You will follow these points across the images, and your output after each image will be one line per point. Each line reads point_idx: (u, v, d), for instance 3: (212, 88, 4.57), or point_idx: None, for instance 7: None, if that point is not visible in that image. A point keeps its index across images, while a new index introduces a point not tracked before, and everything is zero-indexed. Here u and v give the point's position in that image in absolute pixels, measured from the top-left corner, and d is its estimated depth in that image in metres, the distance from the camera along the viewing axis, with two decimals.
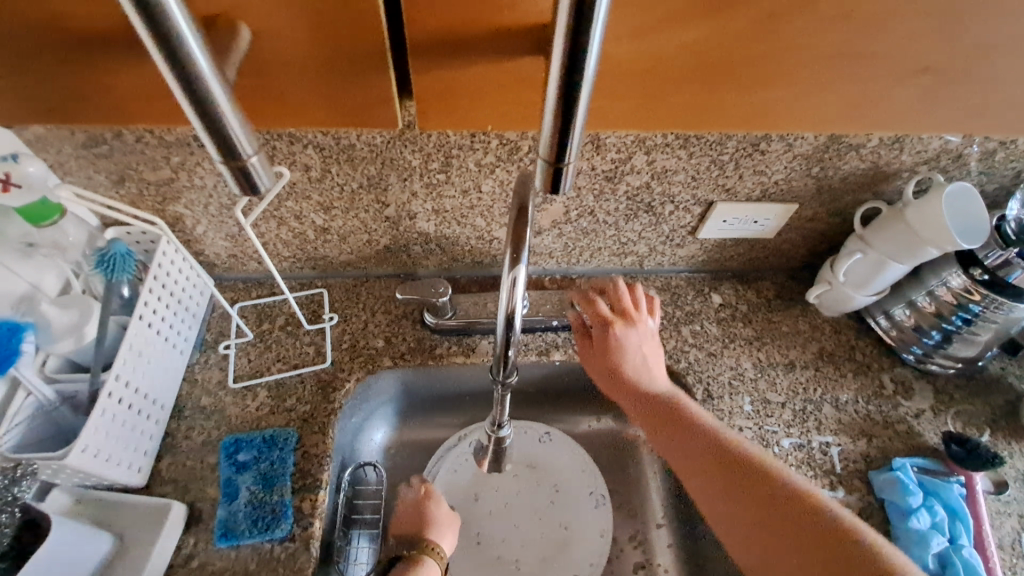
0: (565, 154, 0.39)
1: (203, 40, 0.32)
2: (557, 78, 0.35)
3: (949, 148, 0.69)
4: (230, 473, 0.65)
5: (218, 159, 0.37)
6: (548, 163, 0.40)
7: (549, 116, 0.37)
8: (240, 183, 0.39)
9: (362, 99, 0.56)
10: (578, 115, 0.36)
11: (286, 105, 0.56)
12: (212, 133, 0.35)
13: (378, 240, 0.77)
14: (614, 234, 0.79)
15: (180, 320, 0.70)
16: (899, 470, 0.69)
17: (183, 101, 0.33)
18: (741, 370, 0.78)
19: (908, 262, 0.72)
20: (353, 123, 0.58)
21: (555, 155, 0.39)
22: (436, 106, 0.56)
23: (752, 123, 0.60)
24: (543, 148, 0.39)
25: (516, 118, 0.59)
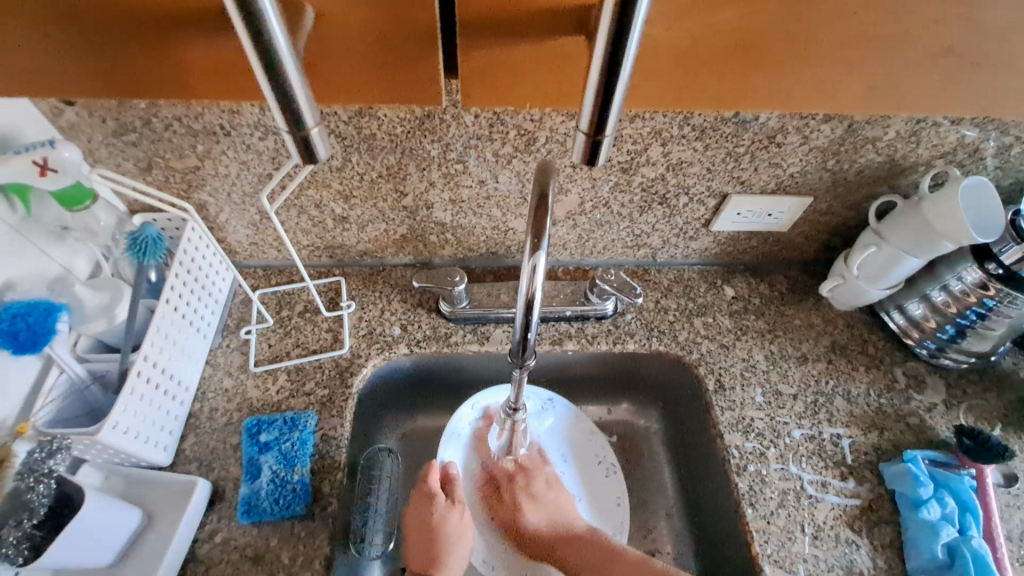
0: (606, 125, 0.40)
1: (280, 18, 0.33)
2: (601, 55, 0.36)
3: (966, 142, 0.69)
4: (252, 453, 0.67)
5: (286, 131, 0.39)
6: (588, 135, 0.41)
7: (592, 90, 0.38)
8: (302, 153, 0.41)
9: (411, 76, 0.56)
10: (620, 86, 0.37)
11: (339, 80, 0.56)
12: (283, 108, 0.37)
13: (395, 230, 0.79)
14: (628, 227, 0.80)
15: (204, 305, 0.72)
16: (910, 461, 0.69)
17: (260, 77, 0.35)
18: (753, 362, 0.78)
19: (923, 257, 0.71)
20: (404, 100, 0.59)
21: (595, 128, 0.40)
22: (482, 82, 0.57)
23: (773, 102, 0.60)
24: (585, 121, 0.40)
25: (555, 96, 0.59)
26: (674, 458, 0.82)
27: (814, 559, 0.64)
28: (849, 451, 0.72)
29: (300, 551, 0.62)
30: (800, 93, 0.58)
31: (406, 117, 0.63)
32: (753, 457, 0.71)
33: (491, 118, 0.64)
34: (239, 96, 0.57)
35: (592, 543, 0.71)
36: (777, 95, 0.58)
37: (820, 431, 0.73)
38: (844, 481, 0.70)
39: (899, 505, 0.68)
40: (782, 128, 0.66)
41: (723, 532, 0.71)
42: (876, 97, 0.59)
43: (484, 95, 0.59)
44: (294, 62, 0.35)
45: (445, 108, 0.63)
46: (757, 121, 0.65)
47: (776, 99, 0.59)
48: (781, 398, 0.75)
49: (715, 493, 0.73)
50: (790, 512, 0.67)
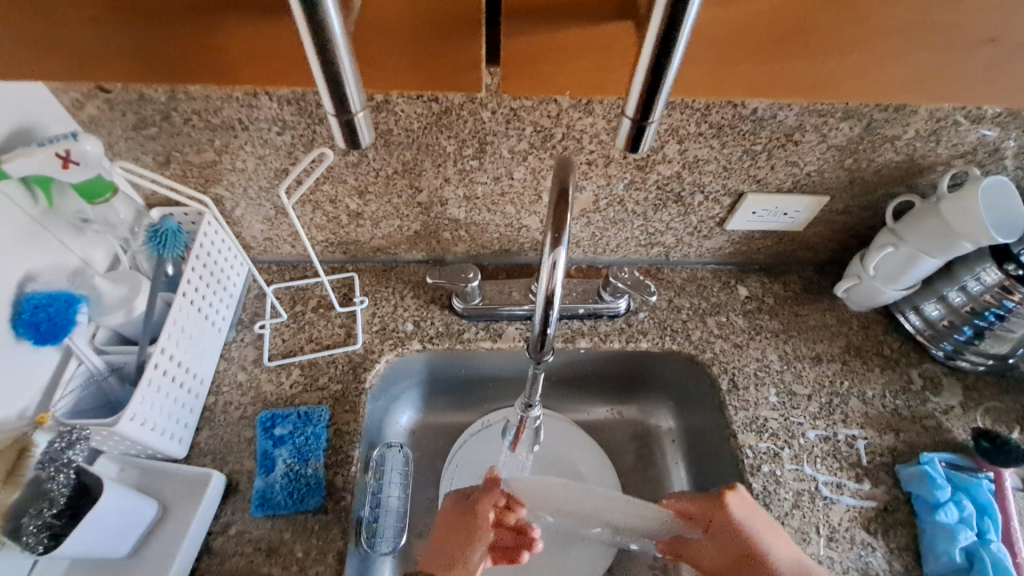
0: (651, 111, 0.39)
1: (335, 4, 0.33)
2: (650, 51, 0.36)
3: (986, 142, 0.69)
4: (267, 446, 0.67)
5: (331, 113, 0.38)
6: (634, 120, 0.40)
7: (640, 77, 0.37)
8: (344, 137, 0.40)
9: (449, 61, 0.56)
10: (668, 78, 0.37)
11: (375, 64, 0.55)
12: (331, 89, 0.36)
13: (409, 226, 0.79)
14: (642, 225, 0.80)
15: (219, 299, 0.73)
16: (927, 464, 0.68)
17: (310, 55, 0.34)
18: (767, 362, 0.78)
19: (941, 257, 0.71)
20: (444, 85, 0.58)
21: (641, 113, 0.39)
22: (518, 68, 0.56)
23: (811, 92, 0.58)
24: (631, 105, 0.39)
25: (593, 85, 0.58)
26: (686, 459, 0.81)
27: (829, 561, 0.64)
28: (864, 453, 0.71)
29: (313, 544, 0.62)
30: (837, 85, 0.57)
31: (423, 112, 0.64)
32: (767, 457, 0.70)
33: (508, 115, 0.64)
34: (281, 83, 0.56)
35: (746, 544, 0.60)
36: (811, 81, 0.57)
37: (835, 432, 0.73)
38: (860, 482, 0.69)
39: (916, 507, 0.67)
40: (800, 126, 0.66)
41: None
42: (911, 90, 0.58)
43: (518, 82, 0.58)
44: (347, 43, 0.34)
45: (462, 104, 0.63)
46: (775, 119, 0.65)
47: (812, 91, 0.57)
48: (796, 398, 0.75)
49: None
50: (805, 513, 0.67)
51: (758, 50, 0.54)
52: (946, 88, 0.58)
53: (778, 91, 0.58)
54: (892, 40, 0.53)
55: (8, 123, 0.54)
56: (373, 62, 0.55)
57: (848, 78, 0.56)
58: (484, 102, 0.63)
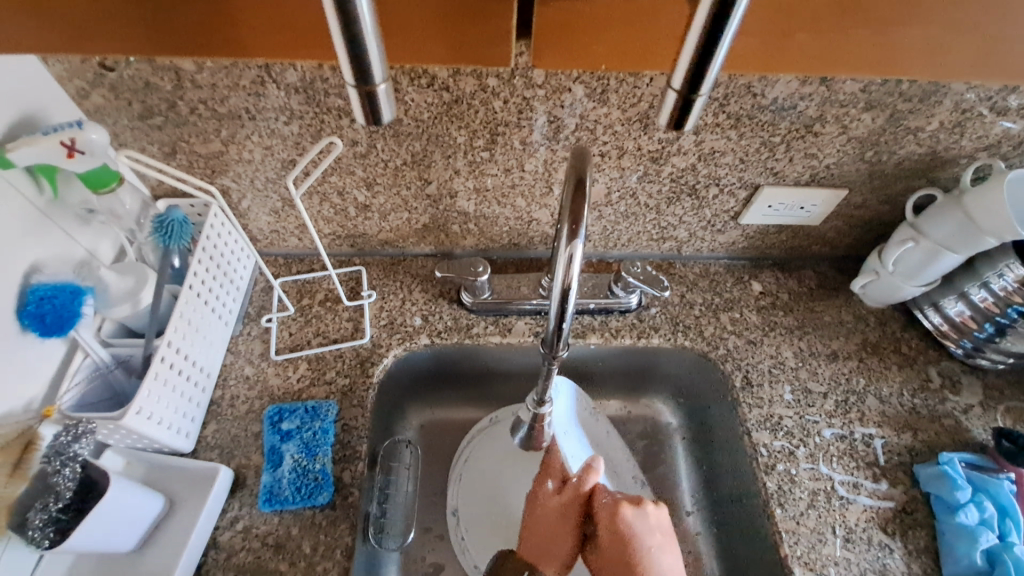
0: (701, 83, 0.37)
1: None
2: (703, 20, 0.34)
3: (1011, 135, 0.67)
4: (274, 441, 0.66)
5: (351, 85, 0.36)
6: (680, 94, 0.38)
7: (691, 42, 0.35)
8: (366, 112, 0.38)
9: (476, 35, 0.52)
10: (722, 46, 0.35)
11: (402, 37, 0.52)
12: (354, 63, 0.35)
13: (417, 219, 0.78)
14: (654, 218, 0.78)
15: (226, 292, 0.72)
16: (946, 464, 0.67)
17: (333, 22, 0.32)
18: (782, 359, 0.76)
19: (964, 252, 0.69)
20: (472, 59, 0.54)
21: (688, 86, 0.37)
22: (554, 42, 0.53)
23: (850, 66, 0.55)
24: (677, 78, 0.38)
25: (635, 57, 0.54)
26: (697, 459, 0.80)
27: (846, 562, 0.62)
28: (881, 452, 0.70)
29: (321, 541, 0.61)
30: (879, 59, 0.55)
31: (434, 102, 0.62)
32: (782, 456, 0.69)
33: (521, 104, 0.62)
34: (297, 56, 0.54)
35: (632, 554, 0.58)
36: (848, 52, 0.54)
37: (851, 430, 0.71)
38: (877, 482, 0.68)
39: (935, 508, 0.66)
40: (821, 116, 0.64)
41: (747, 533, 0.69)
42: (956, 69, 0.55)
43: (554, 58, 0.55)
44: (373, 23, 0.33)
45: (473, 92, 0.61)
46: (795, 109, 0.63)
47: (855, 65, 0.55)
48: (811, 395, 0.73)
49: (742, 493, 0.71)
50: (821, 513, 0.65)
51: (800, 21, 0.51)
52: (995, 59, 0.54)
53: (811, 66, 0.55)
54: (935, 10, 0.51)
55: (14, 110, 0.54)
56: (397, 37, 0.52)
57: (891, 52, 0.54)
58: (496, 90, 0.61)
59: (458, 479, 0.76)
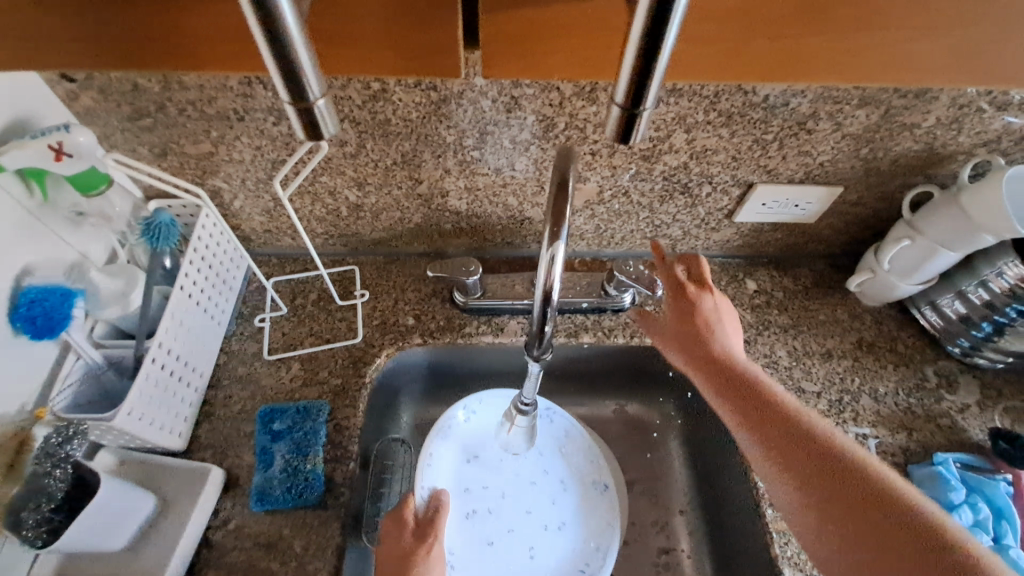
0: (644, 96, 0.36)
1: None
2: (636, 41, 0.33)
3: (1011, 130, 0.65)
4: (265, 441, 0.66)
5: (288, 102, 0.35)
6: (622, 109, 0.37)
7: (630, 57, 0.34)
8: (308, 129, 0.38)
9: (425, 44, 0.50)
10: (664, 50, 0.33)
11: (346, 49, 0.49)
12: (285, 77, 0.33)
13: (409, 218, 0.78)
14: (648, 217, 0.78)
15: (218, 292, 0.72)
16: (941, 464, 0.67)
17: (259, 37, 0.31)
18: (776, 359, 0.76)
19: (961, 250, 0.68)
20: (419, 69, 0.51)
21: (631, 101, 0.37)
22: (508, 50, 0.50)
23: (842, 77, 0.51)
24: (620, 92, 0.37)
25: (591, 69, 0.51)
26: (691, 458, 0.80)
27: None
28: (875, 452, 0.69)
29: (312, 541, 0.62)
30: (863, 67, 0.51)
31: (421, 101, 0.62)
32: None
33: (509, 103, 0.62)
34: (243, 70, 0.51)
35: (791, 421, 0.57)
36: (841, 61, 0.50)
37: (845, 431, 0.71)
38: None
39: None
40: (814, 113, 0.63)
41: (739, 533, 0.69)
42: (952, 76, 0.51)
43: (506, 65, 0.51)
44: (303, 33, 0.32)
45: (461, 92, 0.61)
46: (787, 106, 0.62)
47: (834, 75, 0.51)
48: (804, 395, 0.73)
49: (735, 495, 0.70)
50: None
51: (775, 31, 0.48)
52: (998, 72, 0.50)
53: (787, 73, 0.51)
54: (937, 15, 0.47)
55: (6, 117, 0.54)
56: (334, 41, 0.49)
57: (875, 61, 0.50)
58: (484, 90, 0.61)
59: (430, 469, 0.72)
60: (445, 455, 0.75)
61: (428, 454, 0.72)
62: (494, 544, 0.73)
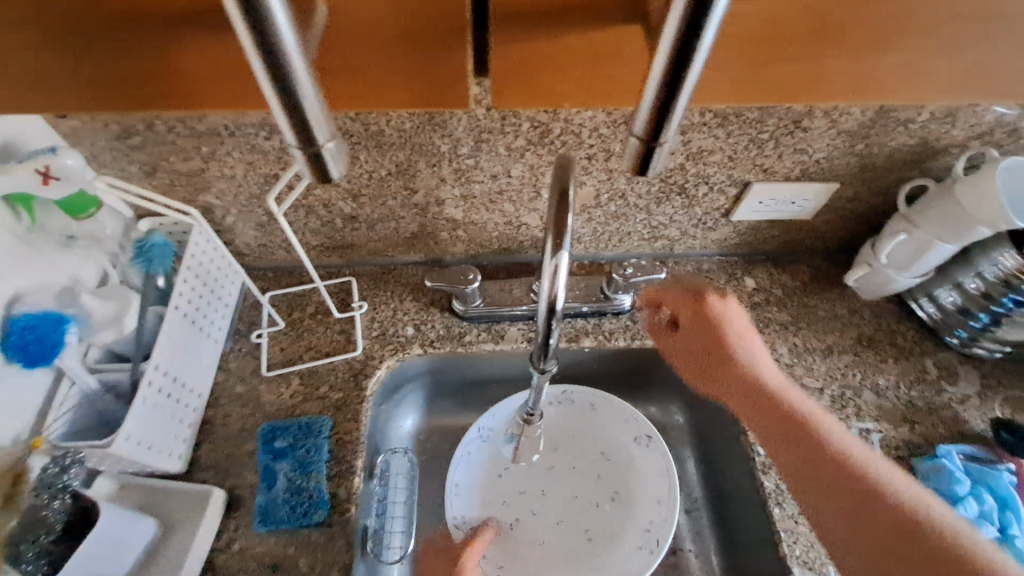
0: (664, 129, 0.36)
1: (295, 33, 0.31)
2: (659, 75, 0.33)
3: (1005, 122, 0.66)
4: (267, 460, 0.65)
5: (296, 147, 0.36)
6: (641, 141, 0.38)
7: (652, 90, 0.34)
8: (316, 170, 0.37)
9: (433, 76, 0.52)
10: (687, 81, 0.34)
11: (357, 84, 0.52)
12: (290, 115, 0.33)
13: (406, 228, 0.77)
14: (645, 218, 0.77)
15: (214, 310, 0.71)
16: (944, 457, 0.67)
17: (261, 78, 0.31)
18: (777, 356, 0.76)
19: (956, 243, 0.68)
20: (426, 102, 0.54)
21: (651, 133, 0.37)
22: (518, 80, 0.51)
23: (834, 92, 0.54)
24: (638, 125, 0.37)
25: (599, 96, 0.53)
26: (696, 458, 0.80)
27: None
28: (879, 447, 0.69)
29: (319, 559, 0.61)
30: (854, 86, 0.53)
31: (415, 111, 0.61)
32: None
33: (504, 111, 0.61)
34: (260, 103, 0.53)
35: (806, 427, 0.60)
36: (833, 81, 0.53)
37: (849, 426, 0.71)
38: None
39: None
40: (809, 112, 0.63)
41: (747, 533, 0.69)
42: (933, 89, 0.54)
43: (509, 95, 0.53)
44: (307, 70, 0.32)
45: None
46: (782, 106, 0.62)
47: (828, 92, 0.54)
48: (807, 391, 0.73)
49: (742, 495, 0.70)
50: None
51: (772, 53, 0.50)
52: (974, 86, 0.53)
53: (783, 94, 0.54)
54: (920, 38, 0.50)
55: None
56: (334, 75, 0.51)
57: (866, 79, 0.53)
58: None
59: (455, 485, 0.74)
60: (470, 471, 0.76)
61: (450, 480, 0.74)
62: (546, 541, 0.74)
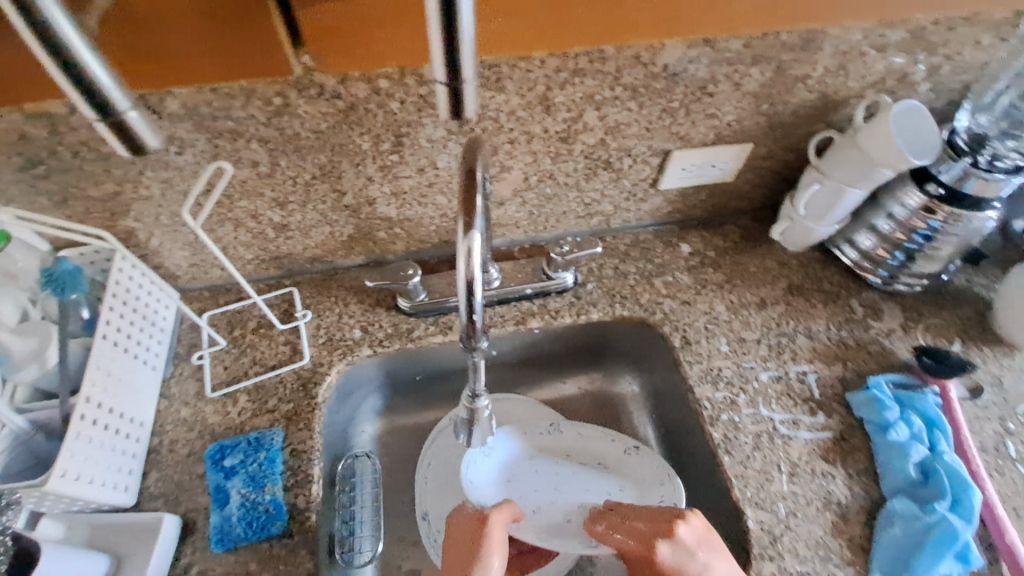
0: (461, 70, 0.37)
1: (76, 22, 0.33)
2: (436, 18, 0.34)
3: (894, 70, 0.70)
4: (219, 480, 0.64)
5: (97, 120, 0.36)
6: (447, 86, 0.38)
7: (435, 35, 0.35)
8: (124, 143, 0.38)
9: (252, 45, 0.53)
10: (461, 41, 0.36)
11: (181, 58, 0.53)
12: (82, 96, 0.35)
13: (341, 231, 0.76)
14: (577, 196, 0.79)
15: (147, 336, 0.69)
16: (874, 387, 0.71)
17: (48, 62, 0.33)
18: (716, 314, 0.79)
19: (864, 187, 0.73)
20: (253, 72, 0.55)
21: (450, 74, 0.38)
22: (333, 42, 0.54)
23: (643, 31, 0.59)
24: (439, 71, 0.38)
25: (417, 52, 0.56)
26: (654, 423, 0.82)
27: (794, 496, 0.65)
28: (816, 386, 0.73)
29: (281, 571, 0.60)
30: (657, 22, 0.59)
31: (328, 111, 0.61)
32: (725, 406, 0.71)
33: (419, 103, 0.62)
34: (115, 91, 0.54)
35: None
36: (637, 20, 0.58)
37: (786, 371, 0.74)
38: (814, 415, 0.71)
39: (868, 431, 0.69)
40: (713, 77, 0.66)
41: (705, 485, 0.71)
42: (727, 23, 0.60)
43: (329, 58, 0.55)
44: (97, 54, 0.34)
45: (367, 97, 0.60)
46: (687, 72, 0.65)
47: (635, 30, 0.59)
48: (745, 343, 0.76)
49: (695, 450, 0.73)
50: (766, 454, 0.68)
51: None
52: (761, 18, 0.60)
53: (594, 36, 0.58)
54: None
55: None
56: (146, 60, 0.52)
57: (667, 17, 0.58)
58: (390, 92, 0.60)
59: (424, 482, 0.78)
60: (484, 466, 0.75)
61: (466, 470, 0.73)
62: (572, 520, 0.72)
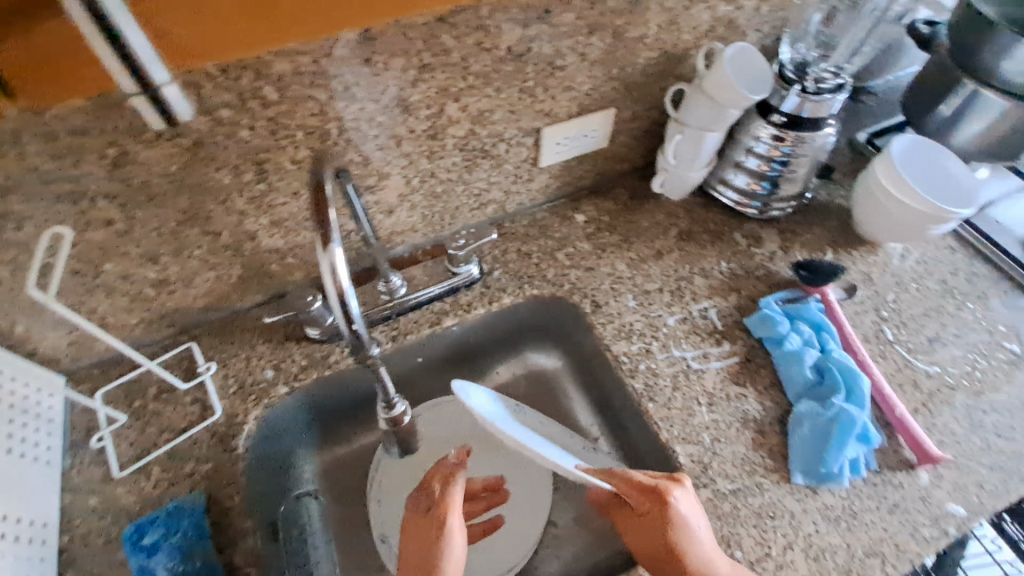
0: (149, 75, 0.45)
1: None
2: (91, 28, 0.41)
3: (720, 17, 0.76)
4: (141, 560, 0.60)
5: None
6: (144, 92, 0.46)
7: (106, 49, 0.42)
8: None
9: None
10: (139, 52, 0.43)
11: None
12: None
13: (229, 273, 0.73)
14: (465, 189, 0.80)
15: (30, 429, 0.63)
16: (766, 308, 0.77)
17: None
18: (618, 273, 0.83)
19: (719, 128, 0.79)
20: None
21: (141, 81, 0.45)
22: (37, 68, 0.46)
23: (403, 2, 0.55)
24: (128, 84, 0.45)
25: None
26: (587, 388, 0.85)
27: (715, 423, 0.69)
28: (717, 319, 0.78)
29: None
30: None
31: (174, 152, 0.58)
32: (641, 356, 0.75)
33: (270, 126, 0.60)
34: None
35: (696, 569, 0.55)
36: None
37: (690, 311, 0.79)
38: (721, 345, 0.76)
39: (768, 348, 0.75)
40: (557, 51, 0.69)
41: (639, 435, 0.75)
42: None
43: (40, 88, 0.48)
44: None
45: (213, 131, 0.58)
46: (531, 51, 0.67)
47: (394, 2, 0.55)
48: (650, 294, 0.80)
49: (625, 405, 0.76)
50: (685, 391, 0.72)
51: None
52: None
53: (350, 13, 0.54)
54: None
55: None
56: None
57: None
58: (236, 121, 0.58)
59: (377, 504, 0.77)
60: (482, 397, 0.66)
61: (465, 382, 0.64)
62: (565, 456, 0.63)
